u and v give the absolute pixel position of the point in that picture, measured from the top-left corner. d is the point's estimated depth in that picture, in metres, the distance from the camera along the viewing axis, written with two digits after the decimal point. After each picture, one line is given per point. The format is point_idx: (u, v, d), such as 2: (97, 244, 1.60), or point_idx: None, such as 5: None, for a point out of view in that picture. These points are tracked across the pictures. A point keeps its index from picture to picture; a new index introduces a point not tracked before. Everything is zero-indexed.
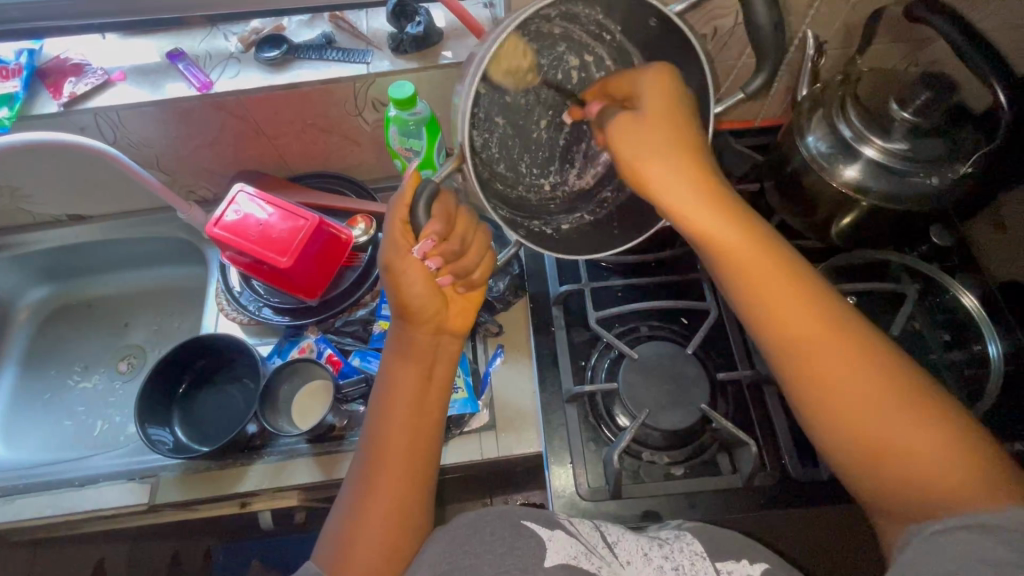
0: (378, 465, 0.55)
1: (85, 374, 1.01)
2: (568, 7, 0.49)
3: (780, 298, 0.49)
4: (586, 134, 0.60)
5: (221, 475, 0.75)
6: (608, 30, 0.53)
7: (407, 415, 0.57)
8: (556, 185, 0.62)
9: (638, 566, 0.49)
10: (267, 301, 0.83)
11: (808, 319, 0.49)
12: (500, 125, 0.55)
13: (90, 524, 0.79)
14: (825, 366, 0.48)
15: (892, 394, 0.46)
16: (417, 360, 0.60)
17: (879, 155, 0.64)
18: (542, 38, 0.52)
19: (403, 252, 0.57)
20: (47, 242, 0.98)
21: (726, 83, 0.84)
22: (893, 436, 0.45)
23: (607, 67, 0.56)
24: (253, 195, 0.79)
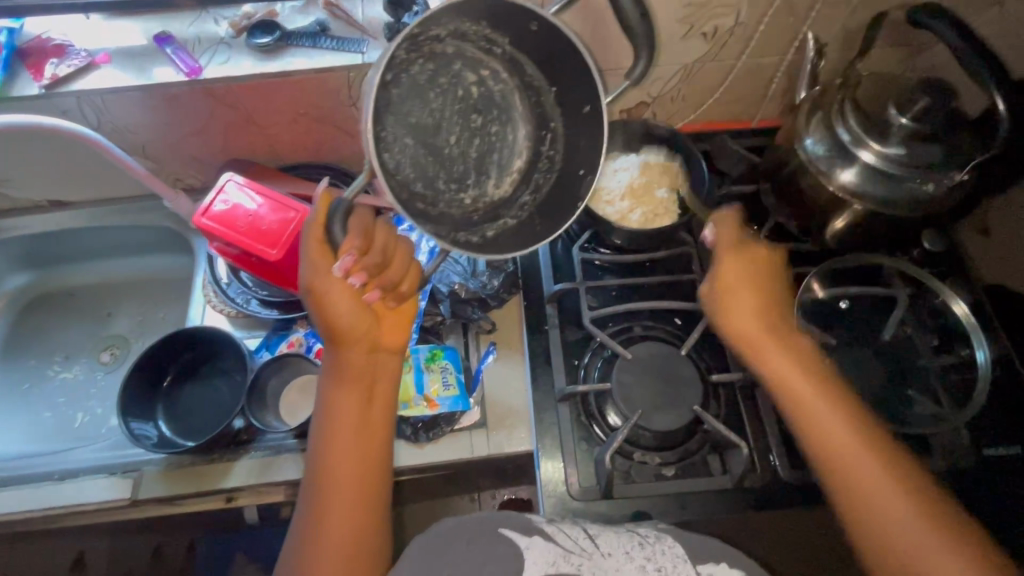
0: (325, 497, 0.55)
1: (66, 364, 0.99)
2: (455, 25, 0.55)
3: (832, 430, 0.55)
4: (493, 146, 0.62)
5: (205, 470, 0.74)
6: (497, 44, 0.58)
7: (351, 442, 0.56)
8: (476, 197, 0.61)
9: (619, 561, 0.50)
10: (255, 294, 0.82)
11: (858, 456, 0.53)
12: (403, 140, 0.56)
13: (69, 519, 0.76)
14: (869, 494, 0.52)
15: (935, 533, 0.49)
16: (355, 383, 0.58)
17: (875, 160, 0.64)
18: (436, 56, 0.57)
19: (323, 272, 0.55)
20: (26, 228, 0.95)
21: (722, 88, 0.84)
22: (919, 559, 0.49)
23: (502, 79, 0.61)
24: (243, 184, 0.77)
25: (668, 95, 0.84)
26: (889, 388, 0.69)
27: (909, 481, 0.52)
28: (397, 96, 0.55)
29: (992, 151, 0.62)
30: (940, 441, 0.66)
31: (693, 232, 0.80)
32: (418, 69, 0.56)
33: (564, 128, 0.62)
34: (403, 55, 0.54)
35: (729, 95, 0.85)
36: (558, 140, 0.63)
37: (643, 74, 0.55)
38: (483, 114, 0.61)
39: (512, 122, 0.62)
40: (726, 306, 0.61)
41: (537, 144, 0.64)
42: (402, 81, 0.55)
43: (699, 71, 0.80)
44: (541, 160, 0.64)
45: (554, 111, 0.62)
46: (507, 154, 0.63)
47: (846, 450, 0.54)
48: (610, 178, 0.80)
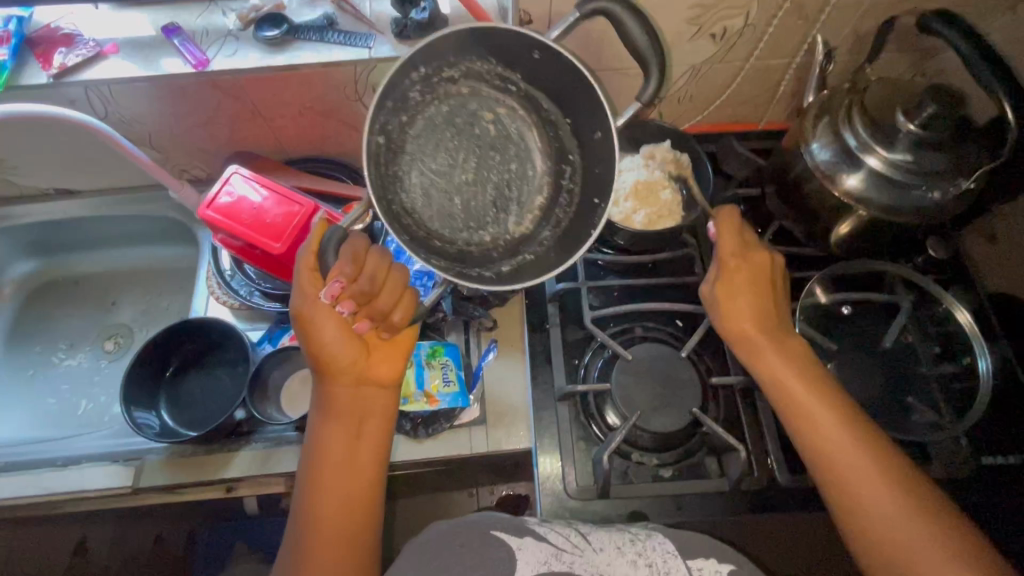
0: (312, 532, 0.55)
1: (70, 352, 0.99)
2: (467, 65, 0.58)
3: (824, 430, 0.55)
4: (514, 183, 0.63)
5: (205, 460, 0.74)
6: (512, 81, 0.60)
7: (338, 473, 0.57)
8: (497, 235, 0.63)
9: (611, 556, 0.51)
10: (258, 286, 0.82)
11: (851, 457, 0.54)
12: (419, 179, 0.60)
13: (70, 505, 0.77)
14: (860, 493, 0.52)
15: (928, 533, 0.49)
16: (345, 417, 0.59)
17: (881, 166, 0.64)
18: (451, 97, 0.59)
19: (313, 299, 0.57)
20: (33, 216, 0.95)
21: (728, 90, 0.83)
22: (910, 558, 0.49)
23: (519, 114, 0.62)
24: (249, 177, 0.77)
25: (674, 95, 0.84)
26: (888, 395, 0.69)
27: (903, 482, 0.52)
28: (413, 137, 0.59)
29: (1001, 158, 0.61)
30: (938, 450, 0.66)
31: (696, 233, 0.80)
32: (434, 109, 0.59)
33: (581, 162, 0.63)
34: (417, 96, 0.58)
35: (735, 98, 0.85)
36: (576, 174, 0.63)
37: (652, 96, 0.54)
38: (503, 153, 0.63)
39: (531, 160, 0.64)
40: (726, 307, 0.61)
41: (557, 178, 0.64)
42: (418, 123, 0.59)
43: (706, 72, 0.80)
44: (563, 194, 0.64)
45: (572, 144, 0.63)
46: (528, 193, 0.64)
47: (846, 460, 0.54)
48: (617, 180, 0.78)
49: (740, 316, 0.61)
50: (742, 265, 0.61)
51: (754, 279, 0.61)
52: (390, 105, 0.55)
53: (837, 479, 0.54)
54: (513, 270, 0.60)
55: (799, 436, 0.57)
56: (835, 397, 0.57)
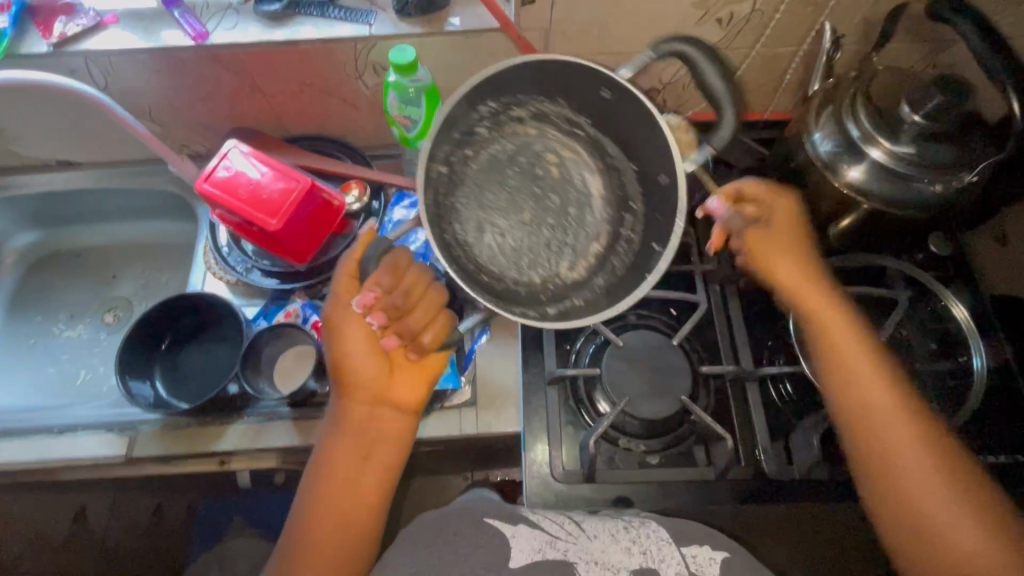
0: (305, 542, 0.59)
1: (71, 322, 1.01)
2: (535, 107, 0.62)
3: (858, 369, 0.60)
4: (570, 226, 0.65)
5: (198, 432, 0.75)
6: (579, 127, 0.64)
7: (340, 486, 0.60)
8: (547, 277, 0.63)
9: (604, 541, 0.52)
10: (255, 263, 0.83)
11: (876, 395, 0.59)
12: (476, 214, 0.63)
13: (66, 472, 0.79)
14: (879, 429, 0.58)
15: (932, 466, 0.56)
16: (354, 435, 0.62)
17: (884, 158, 0.62)
18: (517, 136, 0.64)
19: (344, 307, 0.61)
20: (36, 187, 0.96)
21: (734, 77, 0.82)
22: (913, 487, 0.56)
23: (582, 159, 0.65)
24: (246, 153, 0.77)
25: (679, 81, 0.84)
26: None
27: (919, 420, 0.58)
28: (475, 171, 0.63)
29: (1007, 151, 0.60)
30: None
31: (694, 222, 0.79)
32: (500, 147, 0.64)
33: (643, 211, 0.63)
34: (485, 132, 0.62)
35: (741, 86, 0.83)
36: (636, 223, 0.64)
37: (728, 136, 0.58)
38: (562, 197, 0.66)
39: (591, 206, 0.66)
40: (768, 254, 0.65)
41: (615, 226, 0.65)
42: (481, 157, 0.63)
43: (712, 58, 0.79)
44: (619, 242, 0.64)
45: (634, 192, 0.64)
46: (584, 238, 0.65)
47: (873, 397, 0.59)
48: None
49: (790, 274, 0.64)
50: (788, 230, 0.66)
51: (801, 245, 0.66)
52: (456, 138, 0.60)
53: (868, 432, 0.58)
54: (560, 310, 0.59)
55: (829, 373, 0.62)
56: (869, 341, 0.62)
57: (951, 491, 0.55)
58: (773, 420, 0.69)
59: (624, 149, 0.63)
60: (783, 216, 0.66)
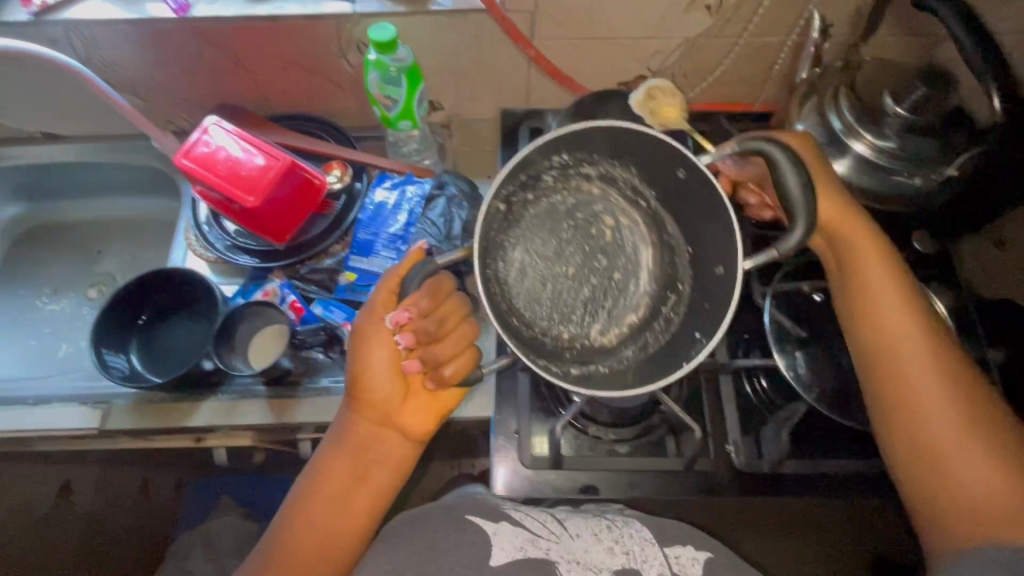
0: (283, 558, 0.56)
1: (55, 297, 1.01)
2: (605, 169, 0.62)
3: (890, 312, 0.57)
4: (611, 290, 0.65)
5: (172, 407, 0.75)
6: (643, 197, 0.63)
7: (331, 501, 0.58)
8: (576, 334, 0.63)
9: (587, 541, 0.52)
10: (234, 241, 0.82)
11: (909, 341, 0.56)
12: (521, 256, 0.63)
13: (42, 443, 0.79)
14: (910, 377, 0.55)
15: (962, 417, 0.54)
16: (354, 451, 0.59)
17: (867, 151, 0.61)
18: (580, 192, 0.64)
19: (378, 320, 0.58)
20: (21, 159, 0.96)
21: (723, 66, 0.80)
22: (943, 439, 0.54)
23: (638, 227, 0.65)
24: (227, 129, 0.77)
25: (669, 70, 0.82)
26: None
27: (952, 369, 0.56)
28: (530, 216, 0.63)
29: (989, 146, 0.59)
30: None
31: None
32: (560, 200, 0.64)
33: (689, 295, 0.61)
34: (552, 182, 0.62)
35: (730, 76, 0.82)
36: (679, 306, 0.62)
37: (793, 246, 0.52)
38: (610, 260, 0.65)
39: (636, 275, 0.65)
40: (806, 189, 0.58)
41: (656, 303, 0.64)
42: (540, 205, 0.63)
43: (700, 46, 0.77)
44: (657, 320, 0.63)
45: (684, 275, 0.62)
46: (623, 305, 0.64)
47: (905, 343, 0.56)
48: None
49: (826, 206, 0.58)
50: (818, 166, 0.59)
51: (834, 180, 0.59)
52: (523, 179, 0.59)
53: (899, 380, 0.56)
54: (583, 371, 0.59)
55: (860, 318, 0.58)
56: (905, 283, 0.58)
57: (980, 442, 0.53)
58: (746, 415, 0.68)
59: (685, 231, 0.61)
60: (808, 156, 0.59)
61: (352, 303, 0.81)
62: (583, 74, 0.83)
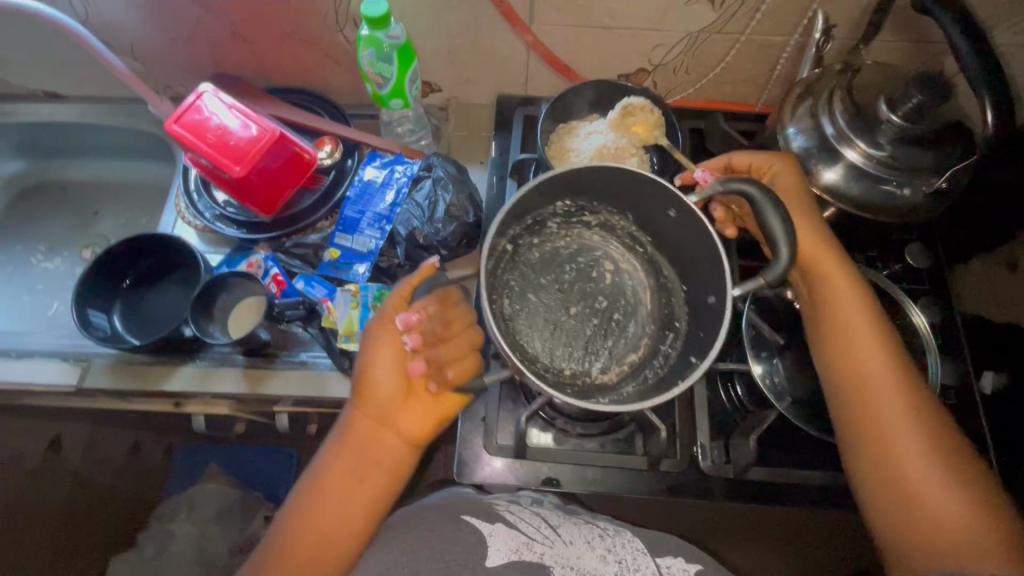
0: (276, 562, 0.54)
1: (49, 255, 1.02)
2: (605, 217, 0.67)
3: (855, 335, 0.58)
4: (611, 330, 0.66)
5: (149, 370, 0.76)
6: (640, 243, 0.67)
7: (329, 502, 0.57)
8: (576, 373, 0.64)
9: (580, 548, 0.53)
10: (222, 211, 0.82)
11: (873, 366, 0.57)
12: (525, 296, 0.66)
13: (23, 396, 0.80)
14: (874, 401, 0.56)
15: (927, 444, 0.54)
16: (355, 452, 0.58)
17: (859, 159, 0.60)
18: (581, 240, 0.69)
19: (386, 323, 0.60)
20: (21, 116, 0.97)
21: (723, 63, 0.79)
22: (907, 466, 0.54)
23: (637, 274, 0.68)
24: (220, 97, 0.77)
25: (669, 65, 0.80)
26: None
27: (919, 397, 0.56)
28: (536, 259, 0.68)
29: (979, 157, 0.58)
30: None
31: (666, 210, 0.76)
32: (564, 246, 0.68)
33: (686, 331, 0.63)
34: (554, 229, 0.68)
35: (729, 73, 0.80)
36: (676, 343, 0.63)
37: (780, 275, 0.51)
38: (610, 302, 0.68)
39: (636, 318, 0.67)
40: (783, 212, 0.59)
41: (656, 342, 0.65)
42: (545, 248, 0.68)
43: (700, 42, 0.76)
44: (658, 356, 0.64)
45: (681, 313, 0.64)
46: (622, 346, 0.66)
47: (870, 368, 0.57)
48: (583, 142, 0.72)
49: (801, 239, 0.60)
50: (799, 201, 0.60)
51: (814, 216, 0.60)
52: (528, 224, 0.65)
53: (863, 403, 0.56)
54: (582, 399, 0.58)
55: (827, 342, 0.59)
56: (873, 310, 0.59)
57: (945, 470, 0.53)
58: (717, 418, 0.67)
59: (681, 273, 0.64)
60: (789, 189, 0.60)
61: (334, 280, 0.81)
62: (582, 63, 0.81)
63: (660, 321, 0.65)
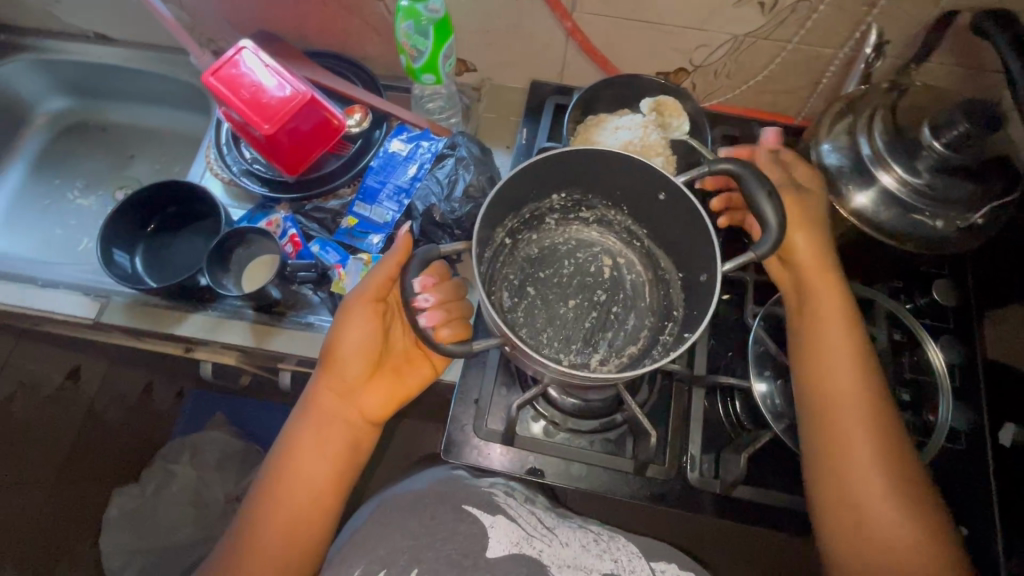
0: (254, 527, 0.56)
1: (84, 192, 1.05)
2: (601, 212, 0.68)
3: (835, 354, 0.58)
4: (610, 324, 0.66)
5: (163, 313, 0.78)
6: (637, 237, 0.68)
7: (298, 474, 0.58)
8: (574, 364, 0.63)
9: (576, 549, 0.55)
10: (249, 168, 0.84)
11: (847, 387, 0.57)
12: (525, 286, 0.67)
13: (44, 324, 0.84)
14: (842, 421, 0.56)
15: (886, 471, 0.54)
16: (323, 424, 0.60)
17: (894, 185, 0.58)
18: (579, 234, 0.70)
19: (363, 298, 0.60)
20: (71, 54, 1.00)
21: (766, 70, 0.76)
22: (864, 488, 0.54)
23: (636, 269, 0.69)
24: (258, 54, 0.77)
25: (710, 67, 0.78)
26: None
27: (886, 424, 0.56)
28: (536, 250, 0.69)
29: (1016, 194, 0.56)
30: None
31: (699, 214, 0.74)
32: (562, 241, 0.69)
33: (684, 316, 0.63)
34: (552, 222, 0.69)
35: (770, 81, 0.78)
36: (675, 330, 0.64)
37: (767, 251, 0.52)
38: (609, 294, 0.68)
39: (635, 311, 0.67)
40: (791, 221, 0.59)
41: (656, 333, 0.66)
42: (543, 241, 0.69)
43: (744, 46, 0.73)
44: (655, 348, 0.64)
45: (678, 301, 0.65)
46: (621, 338, 0.65)
47: (844, 389, 0.57)
48: (609, 136, 0.71)
49: (805, 253, 0.59)
50: (814, 215, 0.59)
51: (824, 235, 0.60)
52: (525, 217, 0.67)
53: (832, 421, 0.56)
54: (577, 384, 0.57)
55: (808, 356, 0.59)
56: (855, 331, 0.59)
57: (899, 498, 0.54)
58: (711, 434, 0.66)
59: (676, 260, 0.65)
60: (811, 203, 0.59)
61: (348, 247, 0.81)
62: (621, 56, 0.79)
63: (658, 312, 0.66)
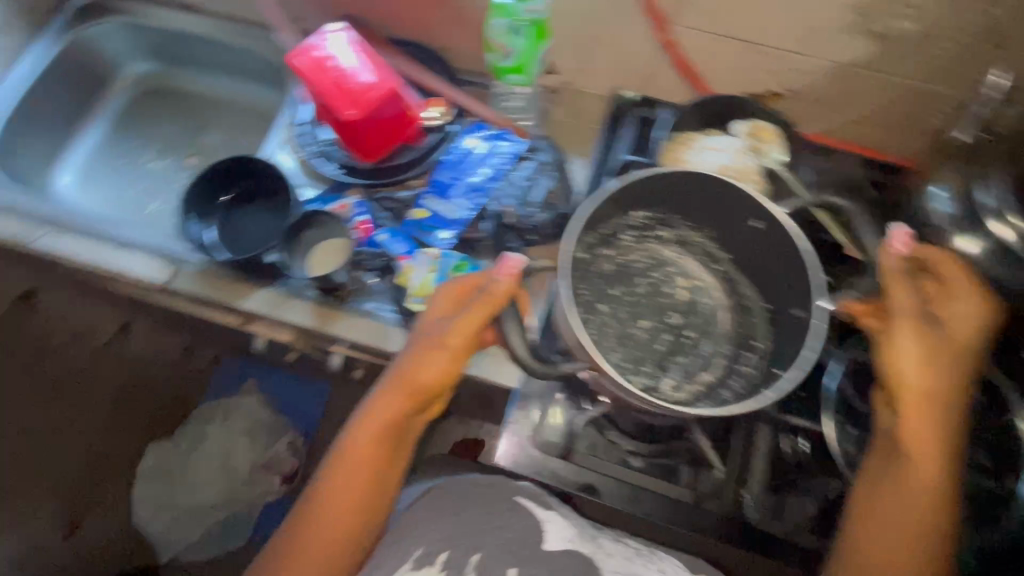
0: (312, 521, 0.55)
1: (157, 155, 1.08)
2: (683, 232, 0.66)
3: (918, 462, 0.50)
4: (683, 348, 0.64)
5: (230, 284, 0.80)
6: (719, 261, 0.66)
7: (359, 480, 0.56)
8: (644, 387, 0.62)
9: (621, 561, 0.52)
10: (327, 151, 0.85)
11: (913, 501, 0.50)
12: (599, 303, 0.65)
13: (114, 281, 0.86)
14: (892, 534, 0.50)
15: None
16: (390, 434, 0.57)
17: (1016, 239, 0.54)
18: (657, 254, 0.67)
19: (461, 329, 0.57)
20: (160, 20, 1.02)
21: (869, 101, 0.73)
22: None
23: (714, 294, 0.67)
24: (347, 38, 0.77)
25: (808, 93, 0.75)
26: None
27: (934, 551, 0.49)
28: (609, 267, 0.67)
29: None
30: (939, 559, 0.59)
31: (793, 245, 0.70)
32: (636, 258, 0.67)
33: (769, 350, 0.62)
34: (628, 240, 0.67)
35: (872, 113, 0.74)
36: (756, 362, 0.62)
37: None
38: (684, 317, 0.66)
39: (710, 337, 0.65)
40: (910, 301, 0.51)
41: (731, 363, 0.64)
42: (617, 259, 0.67)
43: (848, 74, 0.70)
44: (731, 378, 0.63)
45: (760, 332, 0.64)
46: (694, 364, 0.64)
47: (908, 501, 0.50)
48: (699, 156, 0.69)
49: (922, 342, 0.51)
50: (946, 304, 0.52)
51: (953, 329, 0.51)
52: (598, 234, 0.65)
53: (879, 528, 0.50)
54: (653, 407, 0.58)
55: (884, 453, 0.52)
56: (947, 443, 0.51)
57: None
58: (774, 475, 0.63)
59: (762, 290, 0.64)
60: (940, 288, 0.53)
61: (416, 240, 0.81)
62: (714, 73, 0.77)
63: (737, 339, 0.64)
